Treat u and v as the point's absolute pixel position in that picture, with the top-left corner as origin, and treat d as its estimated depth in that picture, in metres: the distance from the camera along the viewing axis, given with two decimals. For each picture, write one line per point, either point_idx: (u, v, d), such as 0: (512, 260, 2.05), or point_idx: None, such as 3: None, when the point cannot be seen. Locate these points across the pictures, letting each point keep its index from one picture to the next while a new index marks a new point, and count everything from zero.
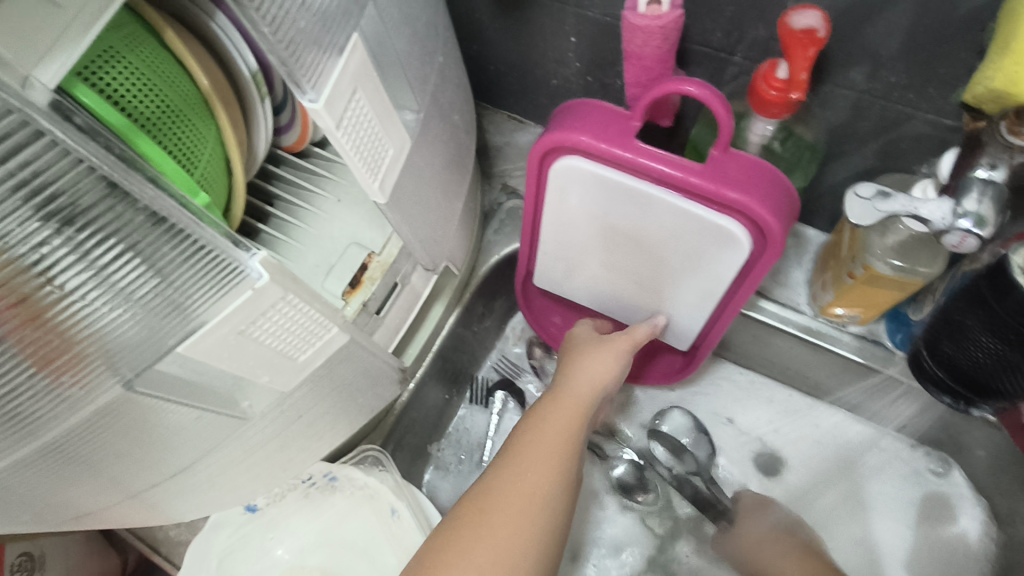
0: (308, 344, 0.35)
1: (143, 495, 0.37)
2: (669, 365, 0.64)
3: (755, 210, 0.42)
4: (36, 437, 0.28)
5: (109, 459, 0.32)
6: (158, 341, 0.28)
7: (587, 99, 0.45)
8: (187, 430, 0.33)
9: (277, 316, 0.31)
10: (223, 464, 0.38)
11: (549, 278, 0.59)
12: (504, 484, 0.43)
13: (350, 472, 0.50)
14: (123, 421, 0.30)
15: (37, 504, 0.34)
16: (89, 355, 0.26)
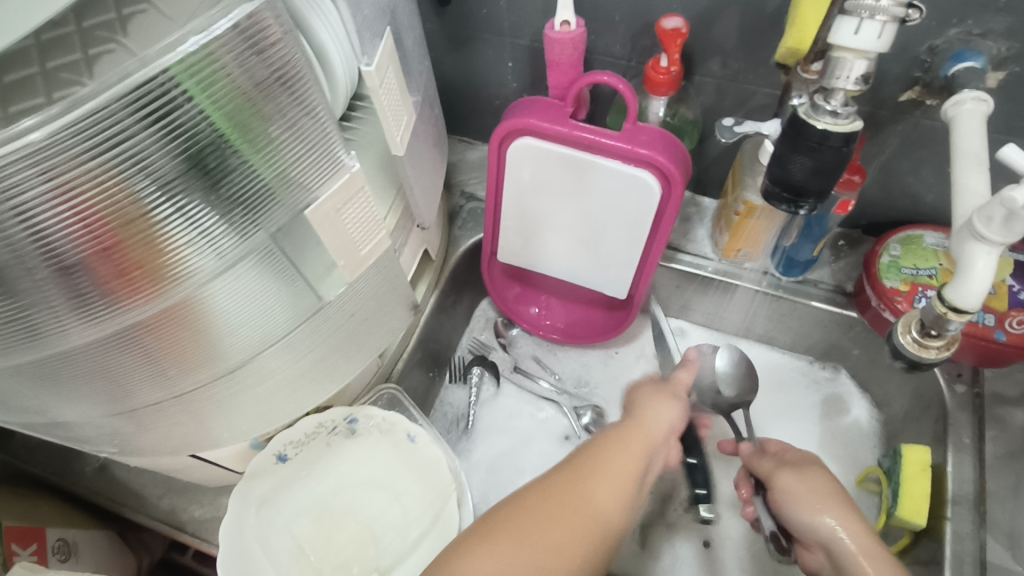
0: (370, 237, 0.45)
1: (188, 396, 0.46)
2: (611, 323, 0.77)
3: (659, 159, 0.57)
4: (149, 326, 0.38)
5: (163, 354, 0.41)
6: (210, 260, 0.38)
7: (532, 98, 0.62)
8: (234, 331, 0.43)
9: (357, 204, 0.42)
10: (264, 370, 0.47)
11: (510, 252, 0.73)
12: (584, 476, 0.49)
13: (368, 412, 0.60)
14: (180, 320, 0.39)
15: (101, 378, 0.42)
16: (155, 268, 0.36)
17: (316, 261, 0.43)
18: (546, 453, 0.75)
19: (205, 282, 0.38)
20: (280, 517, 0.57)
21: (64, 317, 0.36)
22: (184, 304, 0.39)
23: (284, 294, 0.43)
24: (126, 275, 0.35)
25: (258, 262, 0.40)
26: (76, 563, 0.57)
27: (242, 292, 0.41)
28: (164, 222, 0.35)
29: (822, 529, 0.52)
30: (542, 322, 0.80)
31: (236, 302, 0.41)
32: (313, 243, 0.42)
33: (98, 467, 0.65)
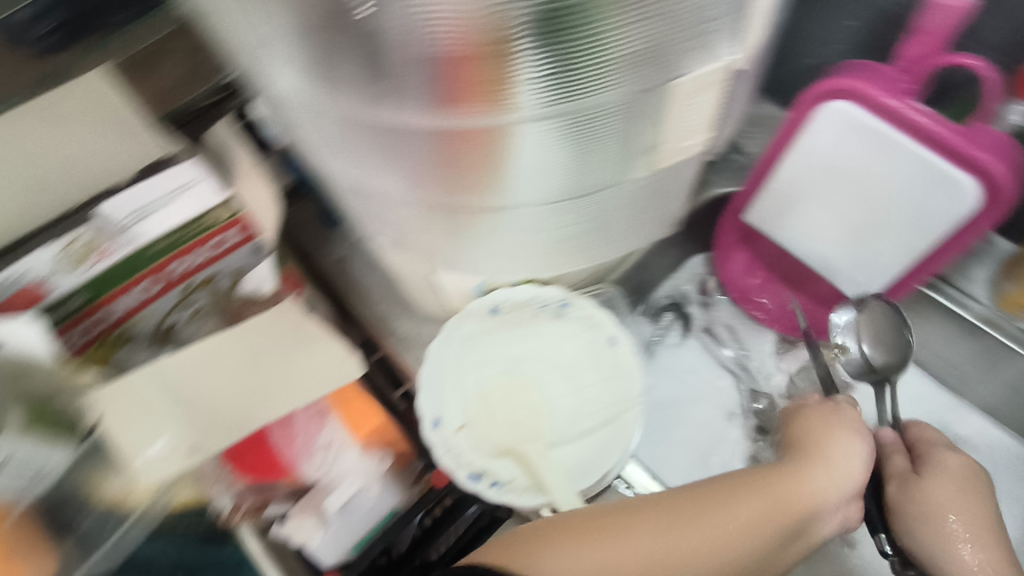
0: (691, 139, 0.42)
1: (462, 223, 0.48)
2: (832, 321, 0.74)
3: (993, 168, 0.51)
4: (467, 150, 0.41)
5: (456, 172, 0.43)
6: (541, 104, 0.38)
7: (869, 63, 0.57)
8: (522, 178, 0.43)
9: (709, 96, 0.39)
10: (526, 224, 0.48)
11: (761, 215, 0.70)
12: (716, 499, 0.48)
13: (582, 304, 0.63)
14: (487, 146, 0.40)
15: (418, 190, 0.45)
16: (495, 87, 0.36)
17: (626, 142, 0.41)
18: (708, 418, 0.75)
19: (528, 121, 0.39)
20: (474, 359, 0.63)
21: (402, 103, 0.38)
22: (500, 134, 0.39)
23: (580, 164, 0.43)
24: (470, 84, 0.36)
25: (577, 123, 0.39)
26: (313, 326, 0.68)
27: (548, 145, 0.41)
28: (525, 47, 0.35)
29: (952, 560, 0.54)
30: (756, 299, 0.78)
31: (539, 151, 0.41)
32: (635, 122, 0.40)
33: (337, 258, 0.75)
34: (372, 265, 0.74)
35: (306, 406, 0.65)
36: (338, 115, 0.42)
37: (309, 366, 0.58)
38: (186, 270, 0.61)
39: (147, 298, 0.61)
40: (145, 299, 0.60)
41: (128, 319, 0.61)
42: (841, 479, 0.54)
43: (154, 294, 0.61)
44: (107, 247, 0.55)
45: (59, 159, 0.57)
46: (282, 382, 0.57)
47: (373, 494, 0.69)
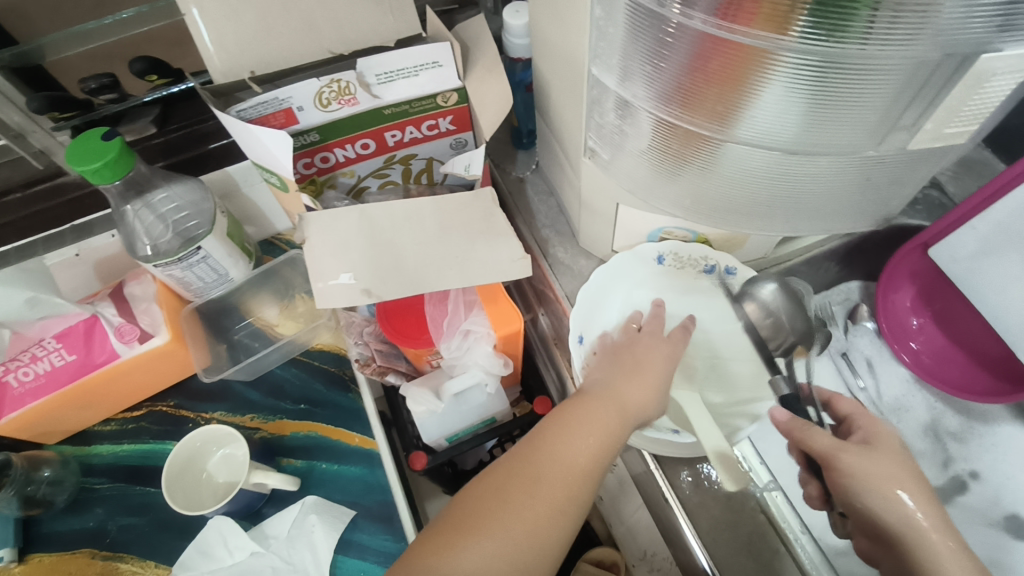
0: (958, 124, 0.44)
1: (687, 152, 0.51)
2: (981, 384, 0.70)
3: None
4: (729, 74, 0.43)
5: (710, 87, 0.45)
6: (824, 38, 0.39)
7: None
8: (769, 112, 0.45)
9: (1002, 83, 0.40)
10: (741, 160, 0.50)
11: (949, 253, 0.68)
12: (585, 411, 0.52)
13: (746, 276, 0.65)
14: (756, 67, 0.42)
15: (660, 104, 0.49)
16: (795, 13, 0.38)
17: (885, 102, 0.43)
18: None
19: (806, 54, 0.40)
20: (629, 296, 0.68)
21: (698, 5, 0.40)
22: (773, 57, 0.41)
23: (828, 113, 0.44)
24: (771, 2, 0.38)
25: (849, 73, 0.41)
26: None
27: (809, 86, 0.42)
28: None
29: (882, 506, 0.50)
30: (907, 343, 0.75)
31: (798, 89, 0.43)
32: (910, 83, 0.41)
33: (517, 178, 0.80)
34: (547, 192, 0.78)
35: (461, 291, 0.70)
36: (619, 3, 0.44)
37: (486, 260, 0.62)
38: (396, 143, 0.71)
39: (359, 155, 0.71)
40: (357, 156, 0.71)
41: (339, 167, 0.71)
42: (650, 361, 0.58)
43: (365, 154, 0.71)
44: (353, 97, 0.64)
45: (332, 21, 0.64)
46: (460, 265, 0.62)
47: (488, 393, 0.73)
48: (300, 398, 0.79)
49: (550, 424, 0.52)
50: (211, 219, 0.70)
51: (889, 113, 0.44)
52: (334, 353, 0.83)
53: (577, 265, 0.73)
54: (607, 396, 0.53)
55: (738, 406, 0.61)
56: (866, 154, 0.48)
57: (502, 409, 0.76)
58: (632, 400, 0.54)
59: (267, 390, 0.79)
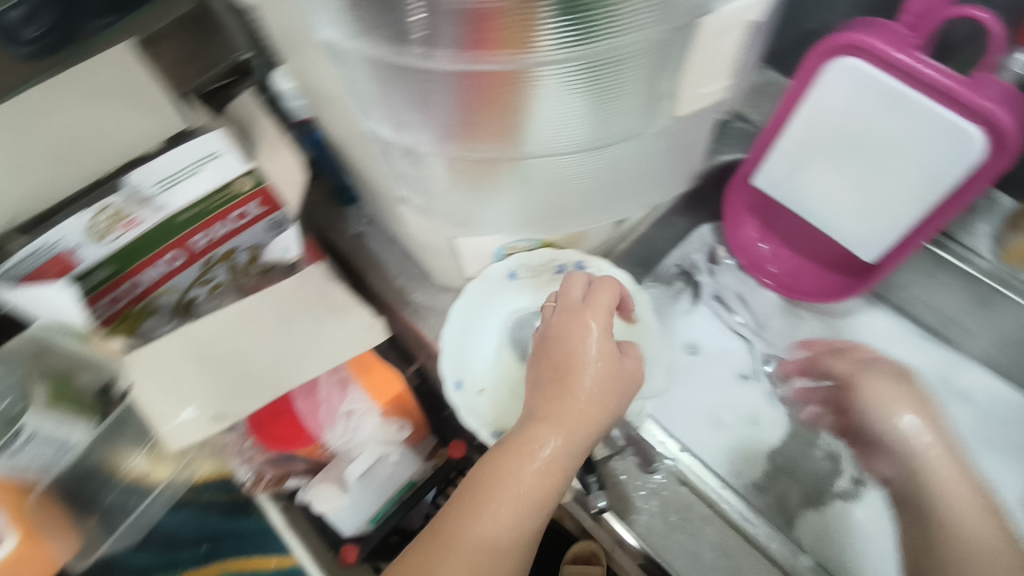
0: (707, 81, 0.44)
1: (496, 172, 0.49)
2: (837, 285, 0.75)
3: (1001, 118, 0.52)
4: (491, 93, 0.42)
5: (486, 113, 0.43)
6: (563, 41, 0.39)
7: (878, 19, 0.58)
8: (549, 120, 0.44)
9: (730, 40, 0.41)
10: (543, 168, 0.50)
11: (770, 177, 0.71)
12: (508, 460, 0.48)
13: (597, 265, 0.63)
14: (518, 85, 0.41)
15: (446, 142, 0.47)
16: (530, 29, 0.38)
17: (646, 83, 0.43)
18: (719, 378, 0.77)
19: (560, 60, 0.40)
20: (497, 323, 0.65)
21: (438, 45, 0.39)
22: (527, 73, 0.40)
23: (601, 107, 0.44)
24: (501, 21, 0.37)
25: (604, 68, 0.41)
26: None
27: (572, 90, 0.42)
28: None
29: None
30: (765, 268, 0.79)
31: (567, 97, 0.42)
32: (659, 61, 0.42)
33: (355, 236, 0.76)
34: (389, 240, 0.75)
35: (329, 373, 0.65)
36: (362, 63, 0.41)
37: (340, 332, 0.59)
38: (202, 247, 0.64)
39: (171, 270, 0.64)
40: (169, 271, 0.64)
41: (153, 290, 0.64)
42: (603, 375, 0.51)
43: (177, 266, 0.64)
44: (134, 217, 0.57)
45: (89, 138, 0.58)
46: (316, 348, 0.58)
47: (393, 463, 0.70)
48: (198, 538, 0.74)
49: (475, 476, 0.49)
50: (23, 392, 0.56)
51: (654, 91, 0.44)
52: (222, 478, 0.75)
53: (438, 304, 0.72)
54: (535, 435, 0.49)
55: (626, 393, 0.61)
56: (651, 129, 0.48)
57: (416, 469, 0.74)
58: (562, 440, 0.49)
59: (159, 547, 0.72)
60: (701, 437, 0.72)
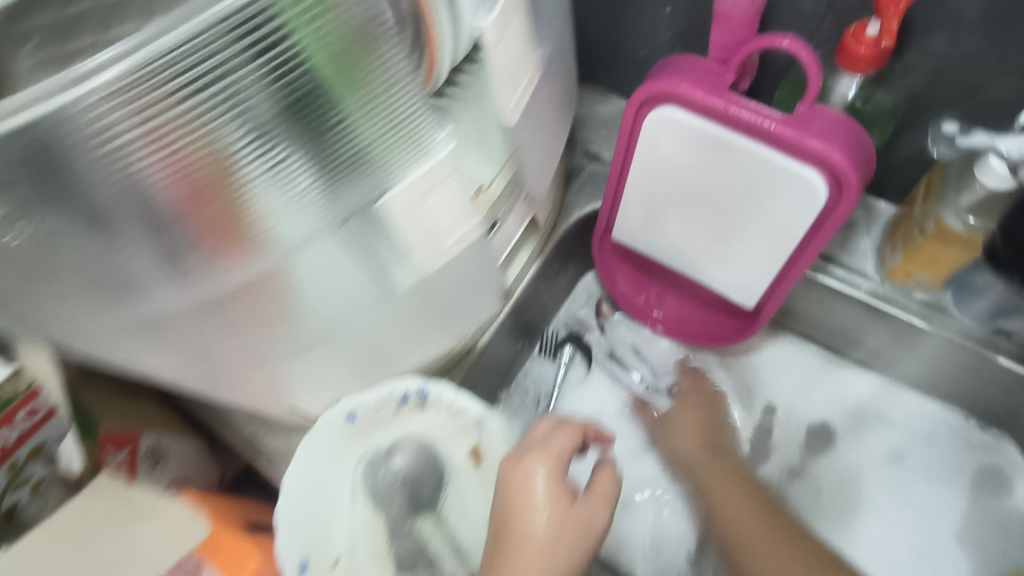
0: (446, 222, 0.38)
1: (273, 358, 0.41)
2: (729, 329, 0.67)
3: (834, 157, 0.46)
4: (218, 299, 0.35)
5: (249, 322, 0.37)
6: (298, 217, 0.33)
7: (684, 57, 0.51)
8: (323, 298, 0.38)
9: (435, 199, 0.35)
10: (333, 341, 0.42)
11: (627, 231, 0.64)
12: None
13: (442, 390, 0.54)
14: (270, 282, 0.35)
15: (194, 351, 0.39)
16: (251, 222, 0.32)
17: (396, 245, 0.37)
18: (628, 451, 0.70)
19: (283, 242, 0.33)
20: (348, 470, 0.56)
21: (129, 259, 0.31)
22: (252, 264, 0.34)
23: (358, 272, 0.38)
24: (218, 227, 0.31)
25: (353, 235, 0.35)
26: (161, 472, 0.60)
27: (327, 261, 0.36)
28: (265, 165, 0.30)
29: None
30: (650, 311, 0.71)
31: (339, 270, 0.36)
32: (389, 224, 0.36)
33: None
34: None
35: None
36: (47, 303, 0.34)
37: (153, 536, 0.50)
38: (2, 451, 0.44)
39: None
40: None
41: None
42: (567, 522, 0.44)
43: None
44: None
45: None
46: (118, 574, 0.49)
47: None
48: None
49: None
50: None
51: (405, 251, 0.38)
52: None
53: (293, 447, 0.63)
54: None
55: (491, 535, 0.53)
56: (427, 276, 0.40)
57: None
58: None
59: None
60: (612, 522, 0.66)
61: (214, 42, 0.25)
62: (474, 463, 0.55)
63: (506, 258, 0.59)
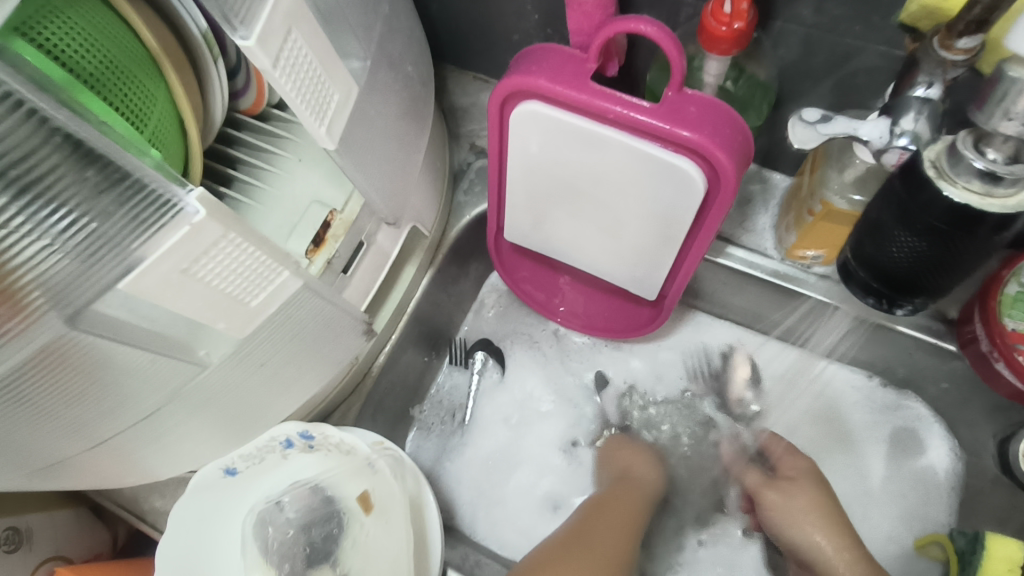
0: (260, 287, 0.31)
1: (112, 442, 0.36)
2: (637, 318, 0.64)
3: (707, 148, 0.42)
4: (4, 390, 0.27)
5: (60, 403, 0.30)
6: (91, 283, 0.25)
7: (546, 45, 0.46)
8: (135, 376, 0.32)
9: (221, 256, 0.28)
10: (178, 416, 0.37)
11: (519, 231, 0.60)
12: None
13: (327, 430, 0.51)
14: (70, 364, 0.28)
15: (12, 453, 0.33)
16: (19, 288, 0.24)
17: (207, 316, 0.29)
18: (553, 459, 0.67)
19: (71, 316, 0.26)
20: (235, 530, 0.51)
21: None
22: (42, 350, 0.26)
23: (166, 347, 0.31)
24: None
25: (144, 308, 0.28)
26: (28, 554, 0.53)
27: (130, 341, 0.29)
28: (25, 221, 0.23)
29: (807, 542, 0.57)
30: (555, 308, 0.67)
31: (146, 339, 0.29)
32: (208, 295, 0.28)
33: None
34: None
35: None
36: None
37: None
38: None
39: None
40: None
41: None
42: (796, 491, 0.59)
43: None
44: None
45: None
46: None
47: None
48: None
49: None
50: None
51: (231, 315, 0.30)
52: None
53: None
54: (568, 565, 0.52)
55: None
56: (263, 330, 0.34)
57: None
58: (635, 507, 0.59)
59: None
60: (537, 528, 0.64)
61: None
62: (365, 510, 0.51)
63: (385, 278, 0.54)
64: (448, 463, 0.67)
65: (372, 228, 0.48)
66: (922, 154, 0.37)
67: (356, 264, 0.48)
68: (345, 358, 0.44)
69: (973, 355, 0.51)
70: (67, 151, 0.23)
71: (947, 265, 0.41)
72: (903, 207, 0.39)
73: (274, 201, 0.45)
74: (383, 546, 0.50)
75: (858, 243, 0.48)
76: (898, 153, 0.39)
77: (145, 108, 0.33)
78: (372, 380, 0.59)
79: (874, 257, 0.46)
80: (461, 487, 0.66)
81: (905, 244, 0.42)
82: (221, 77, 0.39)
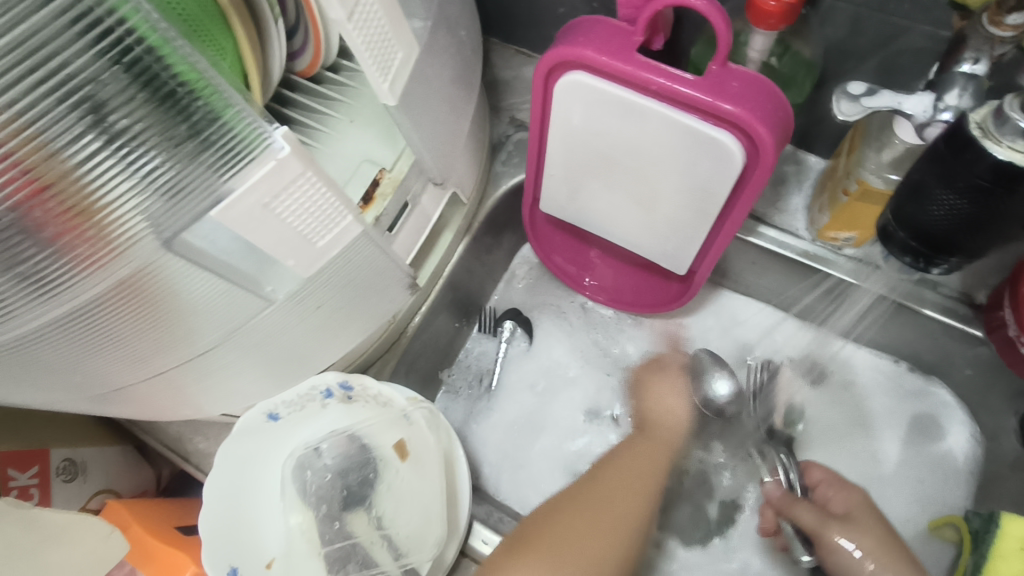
0: (328, 228, 0.33)
1: (169, 374, 0.39)
2: (666, 293, 0.66)
3: (748, 122, 0.43)
4: (84, 315, 0.30)
5: (130, 335, 0.33)
6: (167, 225, 0.28)
7: (593, 17, 0.47)
8: (205, 311, 0.34)
9: (300, 192, 0.30)
10: (234, 355, 0.40)
11: (555, 203, 0.61)
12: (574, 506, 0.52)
13: (364, 381, 0.54)
14: (145, 297, 0.31)
15: (77, 374, 0.36)
16: (111, 221, 0.26)
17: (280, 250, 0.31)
18: (575, 427, 0.69)
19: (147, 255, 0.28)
20: (275, 472, 0.54)
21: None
22: (118, 284, 0.29)
23: (231, 287, 0.33)
24: (72, 241, 0.26)
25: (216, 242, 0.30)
26: (82, 484, 0.57)
27: (198, 279, 0.31)
28: (117, 160, 0.25)
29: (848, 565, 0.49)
30: (583, 280, 0.70)
31: (215, 276, 0.32)
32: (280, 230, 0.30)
33: None
34: None
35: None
36: None
37: (77, 554, 0.48)
38: None
39: None
40: None
41: None
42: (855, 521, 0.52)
43: None
44: None
45: None
46: None
47: None
48: None
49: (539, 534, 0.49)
50: None
51: (299, 252, 0.32)
52: None
53: None
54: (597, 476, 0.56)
55: (417, 523, 0.51)
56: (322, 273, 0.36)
57: None
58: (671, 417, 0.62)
59: None
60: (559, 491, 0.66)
61: (24, 17, 0.21)
62: (400, 457, 0.53)
63: (425, 241, 0.56)
64: (475, 425, 0.69)
65: (418, 189, 0.50)
66: (971, 117, 0.37)
67: (401, 224, 0.50)
68: (389, 311, 0.46)
69: (999, 340, 0.52)
70: (157, 99, 0.25)
71: (984, 226, 0.41)
72: (944, 168, 0.39)
73: (327, 158, 0.47)
74: (416, 494, 0.52)
75: (894, 205, 0.47)
76: (942, 127, 0.40)
77: (216, 61, 0.35)
78: (406, 341, 0.62)
79: (911, 216, 0.46)
80: (486, 449, 0.69)
81: (943, 203, 0.42)
82: (283, 34, 0.41)
